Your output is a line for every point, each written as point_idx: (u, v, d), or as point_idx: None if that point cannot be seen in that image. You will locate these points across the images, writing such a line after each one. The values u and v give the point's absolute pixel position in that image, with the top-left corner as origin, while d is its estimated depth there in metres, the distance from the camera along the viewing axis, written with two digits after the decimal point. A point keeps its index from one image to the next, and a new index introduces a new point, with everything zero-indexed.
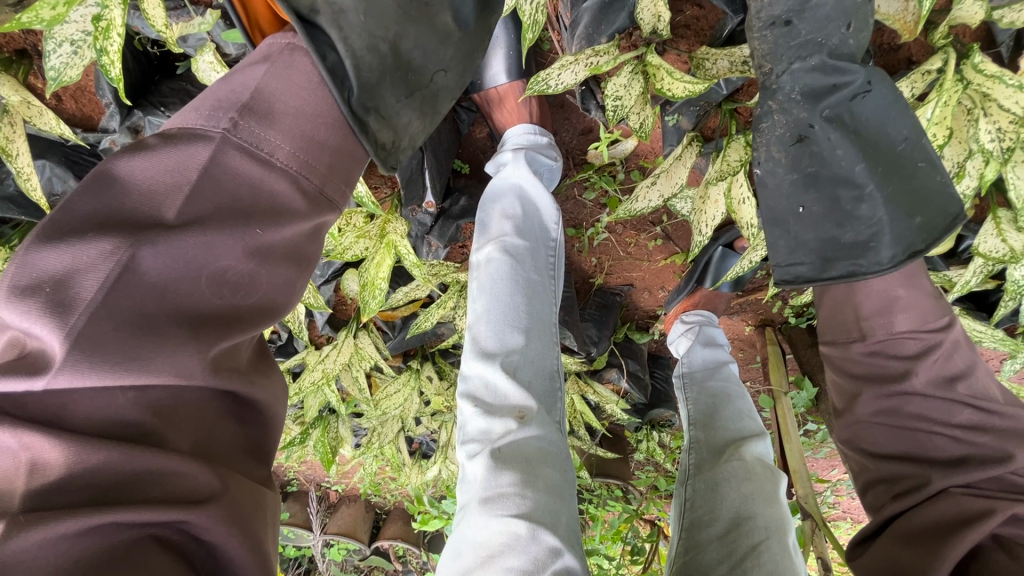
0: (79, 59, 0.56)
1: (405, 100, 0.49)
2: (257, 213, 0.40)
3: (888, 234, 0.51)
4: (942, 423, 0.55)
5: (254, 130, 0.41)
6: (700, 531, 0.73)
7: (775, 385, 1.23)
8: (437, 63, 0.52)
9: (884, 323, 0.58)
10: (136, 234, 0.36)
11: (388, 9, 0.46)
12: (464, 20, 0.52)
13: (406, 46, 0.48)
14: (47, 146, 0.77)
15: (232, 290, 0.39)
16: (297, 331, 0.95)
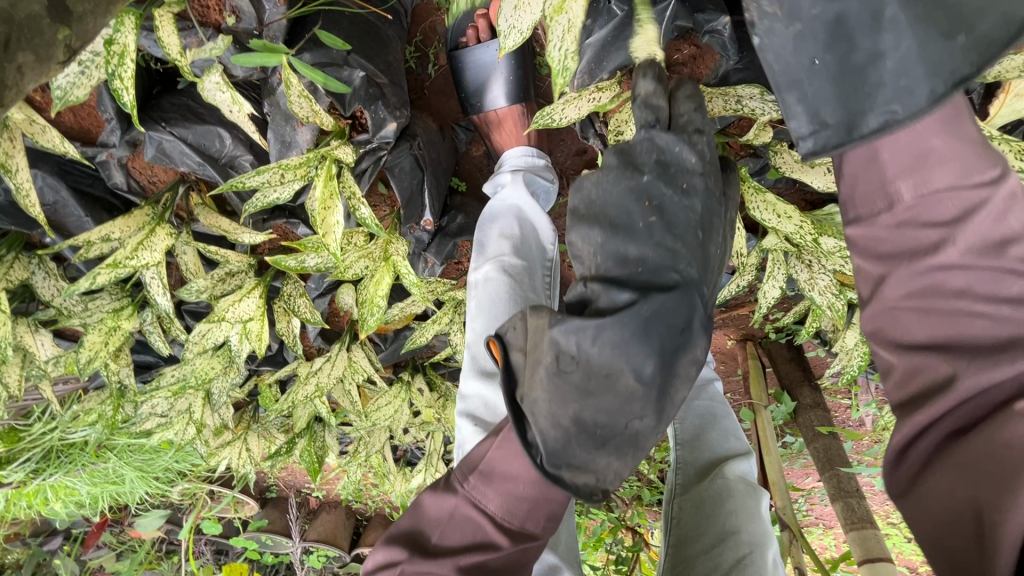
0: (86, 79, 0.56)
1: (600, 454, 0.44)
2: (478, 547, 0.50)
3: (920, 61, 0.36)
4: (986, 297, 0.38)
5: (478, 487, 0.52)
6: (687, 547, 0.77)
7: (755, 399, 1.27)
8: (630, 413, 0.42)
9: (916, 181, 0.41)
10: (412, 552, 0.52)
11: (573, 392, 0.42)
12: (649, 378, 0.42)
13: (589, 412, 0.42)
14: (43, 157, 0.77)
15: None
16: (291, 344, 0.94)
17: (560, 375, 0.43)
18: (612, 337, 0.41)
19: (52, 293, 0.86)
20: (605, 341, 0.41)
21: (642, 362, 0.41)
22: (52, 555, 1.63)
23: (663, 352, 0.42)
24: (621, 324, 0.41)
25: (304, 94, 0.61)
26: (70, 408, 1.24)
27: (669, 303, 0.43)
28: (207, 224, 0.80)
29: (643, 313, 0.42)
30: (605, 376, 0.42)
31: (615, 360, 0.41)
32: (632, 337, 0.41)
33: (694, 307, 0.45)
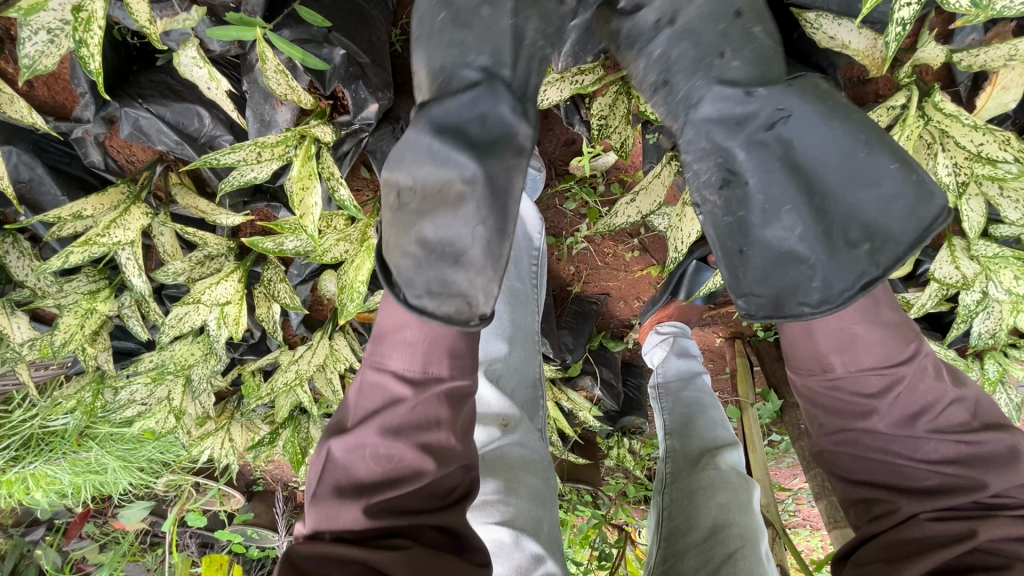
0: (55, 48, 0.54)
1: (454, 270, 0.47)
2: (387, 409, 0.49)
3: (842, 269, 0.49)
4: (910, 457, 0.52)
5: (380, 353, 0.51)
6: (679, 538, 0.75)
7: (743, 396, 1.27)
8: (471, 223, 0.47)
9: (844, 360, 0.52)
10: (331, 436, 0.50)
11: (415, 219, 0.47)
12: (472, 177, 0.46)
13: (435, 227, 0.47)
14: (16, 132, 0.75)
15: (392, 471, 0.48)
16: (271, 331, 0.92)
17: (400, 210, 0.47)
18: (429, 150, 0.46)
19: (26, 273, 0.84)
20: (431, 168, 0.46)
21: (461, 164, 0.46)
22: (32, 547, 1.60)
23: (481, 158, 0.46)
24: (433, 135, 0.45)
25: (281, 70, 0.59)
26: (50, 395, 1.21)
27: (475, 99, 0.47)
28: (183, 204, 0.79)
29: (446, 118, 0.46)
30: (438, 194, 0.46)
31: (444, 178, 0.46)
32: (447, 157, 0.46)
33: (504, 105, 0.48)
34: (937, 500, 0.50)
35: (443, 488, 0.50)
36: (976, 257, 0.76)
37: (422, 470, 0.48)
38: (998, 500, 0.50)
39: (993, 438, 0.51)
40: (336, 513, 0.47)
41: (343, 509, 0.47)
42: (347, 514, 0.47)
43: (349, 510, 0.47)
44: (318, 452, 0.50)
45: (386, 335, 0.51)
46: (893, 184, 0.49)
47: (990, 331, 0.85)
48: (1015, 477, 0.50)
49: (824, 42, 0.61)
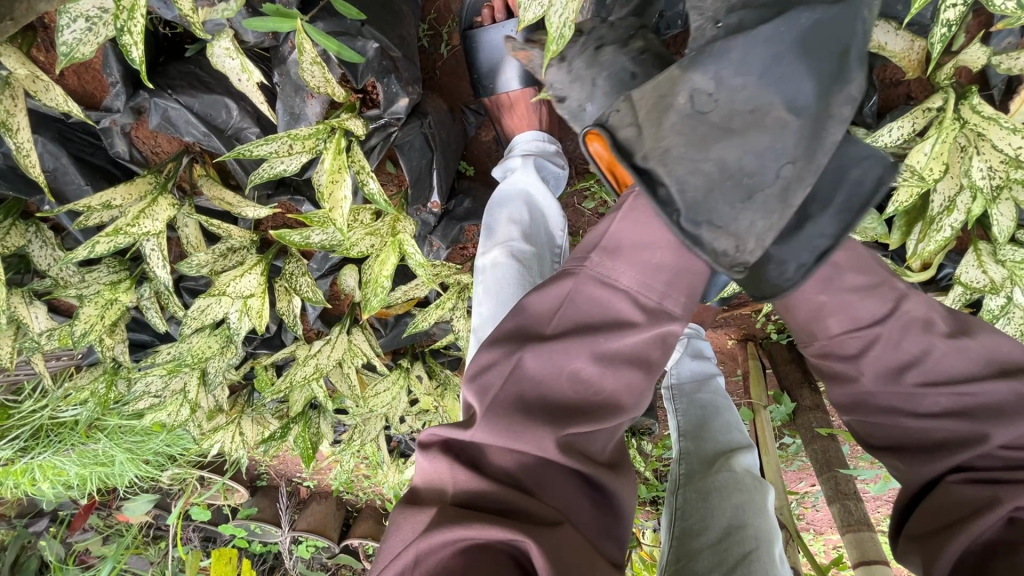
0: (93, 36, 0.54)
1: (751, 201, 0.44)
2: (604, 327, 0.49)
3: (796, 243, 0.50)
4: (909, 412, 0.53)
5: (606, 265, 0.51)
6: (692, 539, 0.74)
7: (755, 398, 1.26)
8: (778, 155, 0.43)
9: (827, 325, 0.55)
10: (526, 343, 0.48)
11: (704, 145, 0.43)
12: (799, 104, 0.42)
13: (737, 154, 0.43)
14: (44, 121, 0.75)
15: (585, 395, 0.48)
16: (291, 324, 0.92)
17: (701, 119, 0.43)
18: (762, 65, 0.42)
19: (48, 263, 0.84)
20: (744, 86, 0.42)
21: (795, 90, 0.41)
22: (36, 538, 1.60)
23: (818, 78, 0.42)
24: (775, 44, 0.41)
25: (317, 62, 0.59)
26: (62, 385, 1.21)
27: (836, 17, 0.42)
28: (210, 196, 0.78)
29: (794, 30, 0.42)
30: (756, 112, 0.42)
31: (757, 96, 0.42)
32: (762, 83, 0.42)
33: (861, 29, 0.42)
34: (947, 458, 0.50)
35: (603, 450, 0.49)
36: (1002, 262, 0.76)
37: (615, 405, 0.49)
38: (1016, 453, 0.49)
39: (999, 388, 0.50)
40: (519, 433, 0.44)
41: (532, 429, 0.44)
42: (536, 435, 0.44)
43: (543, 430, 0.44)
44: (504, 356, 0.48)
45: (617, 252, 0.51)
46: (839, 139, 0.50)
47: (1010, 337, 0.83)
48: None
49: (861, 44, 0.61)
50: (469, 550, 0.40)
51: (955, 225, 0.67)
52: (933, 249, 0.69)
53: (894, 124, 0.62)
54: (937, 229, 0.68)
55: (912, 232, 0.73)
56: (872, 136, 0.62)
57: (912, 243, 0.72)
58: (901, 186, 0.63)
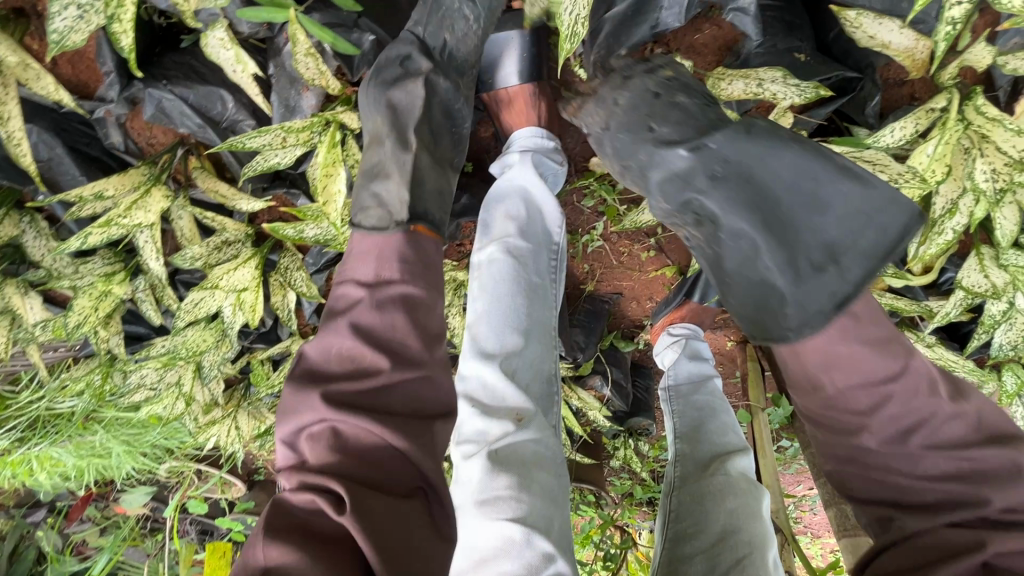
0: (85, 24, 0.54)
1: (361, 185, 0.61)
2: (359, 374, 0.51)
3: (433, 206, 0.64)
4: (909, 470, 0.51)
5: (361, 314, 0.53)
6: (684, 543, 0.74)
7: (753, 401, 1.25)
8: (398, 152, 0.62)
9: (835, 379, 0.51)
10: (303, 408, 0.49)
11: (369, 150, 0.63)
12: (395, 108, 0.63)
13: (389, 111, 0.63)
14: (38, 110, 0.74)
15: (355, 373, 0.51)
16: (286, 319, 0.91)
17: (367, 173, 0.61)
18: (376, 128, 0.63)
19: (43, 253, 0.84)
20: (376, 99, 0.63)
21: (390, 147, 0.62)
22: (34, 528, 1.60)
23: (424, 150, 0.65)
24: (383, 97, 0.63)
25: (311, 53, 0.59)
26: (59, 376, 1.21)
27: (412, 99, 0.63)
28: (204, 187, 0.78)
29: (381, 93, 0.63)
30: (376, 171, 0.61)
31: (388, 94, 0.63)
32: (385, 88, 0.63)
33: (412, 102, 0.63)
34: (940, 514, 0.49)
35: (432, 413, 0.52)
36: (1005, 266, 0.75)
37: (379, 369, 0.50)
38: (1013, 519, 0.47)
39: (999, 455, 0.49)
40: (303, 417, 0.49)
41: (306, 406, 0.49)
42: (309, 409, 0.49)
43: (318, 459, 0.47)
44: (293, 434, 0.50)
45: (350, 256, 0.58)
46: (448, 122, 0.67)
47: (1011, 342, 0.82)
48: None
49: (862, 43, 0.60)
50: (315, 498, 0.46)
51: (958, 228, 0.66)
52: (934, 252, 0.68)
53: (897, 124, 0.61)
54: (939, 232, 0.67)
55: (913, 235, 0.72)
56: (874, 137, 0.61)
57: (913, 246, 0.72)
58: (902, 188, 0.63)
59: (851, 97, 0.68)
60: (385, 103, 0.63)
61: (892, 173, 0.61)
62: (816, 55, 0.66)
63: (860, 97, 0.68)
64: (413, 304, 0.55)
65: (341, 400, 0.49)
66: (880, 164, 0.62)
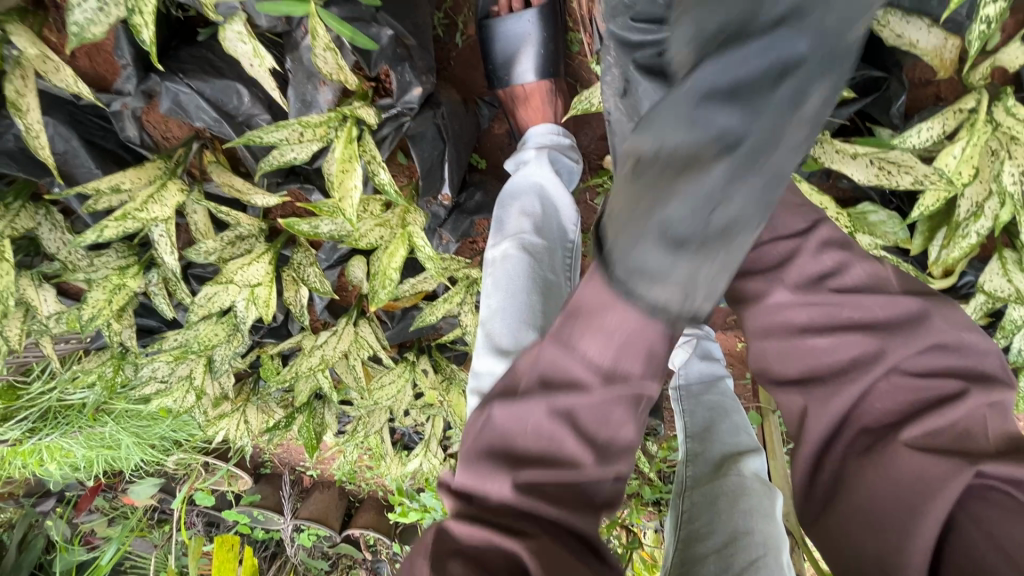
0: (104, 17, 0.54)
1: (653, 244, 0.37)
2: (554, 456, 0.44)
3: (756, 216, 0.38)
4: (818, 326, 0.53)
5: (560, 362, 0.45)
6: (697, 544, 0.72)
7: (764, 402, 1.25)
8: (714, 199, 0.36)
9: (750, 243, 0.60)
10: (497, 470, 0.44)
11: (661, 194, 0.37)
12: (734, 137, 0.36)
13: (725, 108, 0.36)
14: (55, 102, 0.74)
15: (553, 456, 0.44)
16: (299, 315, 0.91)
17: (646, 206, 0.37)
18: (687, 119, 0.37)
19: (57, 246, 0.84)
20: (718, 117, 0.36)
21: (727, 144, 0.36)
22: (43, 517, 1.61)
23: (742, 154, 0.36)
24: (703, 91, 0.37)
25: (330, 47, 0.58)
26: (70, 368, 1.21)
27: (765, 81, 0.36)
28: (219, 182, 0.77)
29: (723, 66, 0.36)
30: (669, 223, 0.37)
31: (802, 56, 0.35)
32: (808, 49, 0.35)
33: (784, 98, 0.36)
34: (856, 379, 0.50)
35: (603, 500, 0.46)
36: None
37: (582, 463, 0.44)
38: (921, 380, 0.48)
39: (902, 298, 0.51)
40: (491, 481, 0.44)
41: (493, 478, 0.44)
42: (496, 489, 0.43)
43: (497, 483, 0.43)
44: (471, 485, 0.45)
45: (582, 312, 0.43)
46: (794, 131, 0.37)
47: None
48: (924, 340, 0.49)
49: (890, 42, 0.59)
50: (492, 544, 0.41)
51: (982, 232, 0.65)
52: (958, 255, 0.67)
53: (924, 125, 0.59)
54: (963, 235, 0.66)
55: (934, 238, 0.71)
56: (900, 138, 0.60)
57: (934, 249, 0.71)
58: (927, 190, 0.61)
59: (876, 97, 0.67)
60: (724, 93, 0.36)
61: (916, 174, 0.60)
62: None
63: (885, 97, 0.67)
64: (638, 398, 0.45)
65: (535, 484, 0.43)
66: (907, 165, 0.61)
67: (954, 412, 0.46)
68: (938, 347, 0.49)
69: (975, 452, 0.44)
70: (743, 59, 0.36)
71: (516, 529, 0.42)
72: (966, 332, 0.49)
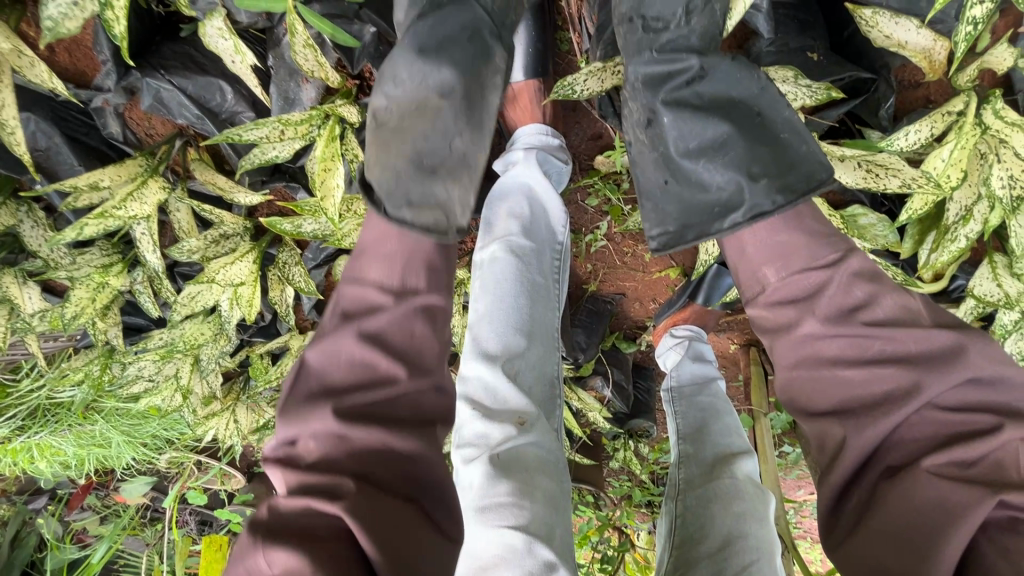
0: (78, 11, 0.53)
1: (410, 177, 0.53)
2: (373, 371, 0.50)
3: (481, 147, 0.58)
4: (850, 360, 0.50)
5: (372, 274, 0.54)
6: (692, 547, 0.73)
7: (755, 405, 1.24)
8: (451, 135, 0.55)
9: (777, 268, 0.54)
10: (313, 403, 0.48)
11: (406, 132, 0.54)
12: (451, 89, 0.55)
13: (426, 55, 0.54)
14: (35, 98, 0.73)
15: (364, 379, 0.49)
16: (285, 314, 0.90)
17: (395, 136, 0.54)
18: (411, 69, 0.54)
19: (40, 243, 0.83)
20: (432, 75, 0.54)
21: (440, 81, 0.54)
22: (35, 515, 1.60)
23: (463, 85, 0.56)
24: (412, 51, 0.55)
25: (310, 44, 0.57)
26: (58, 366, 1.21)
27: (450, 37, 0.55)
28: (202, 179, 0.76)
29: (421, 38, 0.55)
30: (418, 160, 0.54)
31: (462, 52, 0.56)
32: (456, 42, 0.56)
33: (471, 51, 0.56)
34: (890, 412, 0.47)
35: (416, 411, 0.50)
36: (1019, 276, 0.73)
37: (399, 369, 0.50)
38: (955, 415, 0.47)
39: (936, 331, 0.49)
40: (311, 421, 0.47)
41: (315, 413, 0.47)
42: (318, 422, 0.47)
43: (318, 414, 0.47)
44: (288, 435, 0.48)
45: (364, 252, 0.56)
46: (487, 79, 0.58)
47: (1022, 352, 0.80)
48: (958, 373, 0.47)
49: (878, 43, 0.58)
50: (313, 514, 0.43)
51: (971, 236, 0.64)
52: (947, 259, 0.66)
53: (912, 127, 0.58)
54: (952, 239, 0.65)
55: (923, 241, 0.70)
56: (888, 139, 0.59)
57: (924, 252, 0.70)
58: (915, 193, 0.61)
59: (864, 98, 0.66)
60: (425, 48, 0.55)
61: (904, 177, 0.59)
62: (830, 54, 0.66)
63: (874, 99, 0.66)
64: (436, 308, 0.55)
65: (352, 411, 0.47)
66: (892, 169, 0.60)
67: (985, 445, 0.44)
68: (974, 377, 0.47)
69: (1004, 485, 0.43)
70: (442, 26, 0.56)
71: (329, 487, 0.44)
72: (1004, 365, 0.48)
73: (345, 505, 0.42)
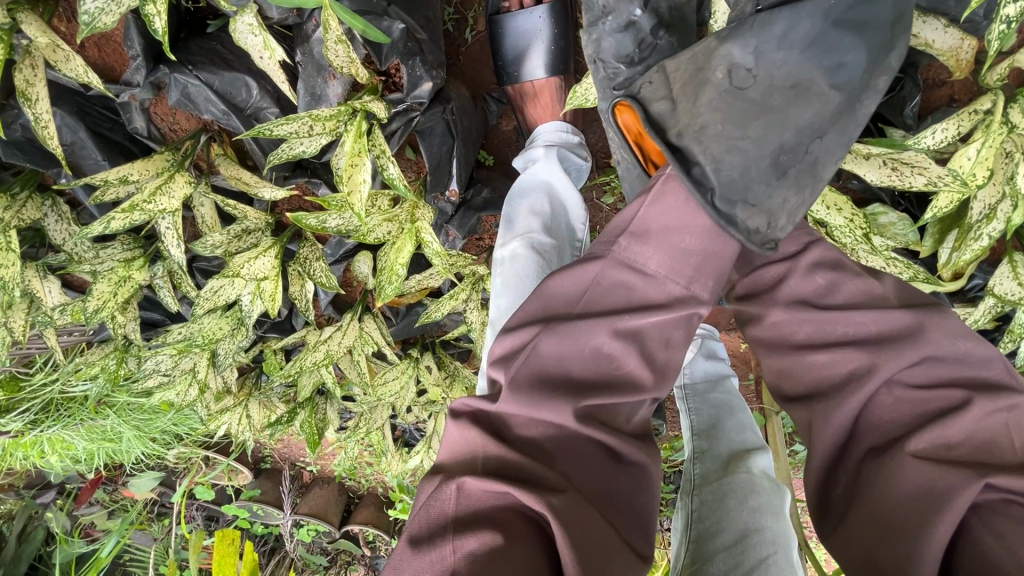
0: (115, 7, 0.53)
1: (759, 167, 0.49)
2: (611, 376, 0.49)
3: (842, 150, 0.49)
4: (821, 341, 0.54)
5: (631, 253, 0.51)
6: (707, 542, 0.72)
7: (767, 404, 1.25)
8: (812, 132, 0.48)
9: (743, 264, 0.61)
10: (549, 386, 0.48)
11: (758, 117, 0.49)
12: (847, 83, 0.47)
13: (832, 39, 0.47)
14: (62, 93, 0.74)
15: (607, 377, 0.49)
16: (304, 309, 0.90)
17: (736, 105, 0.49)
18: (808, 47, 0.48)
19: (64, 237, 0.84)
20: (830, 59, 0.47)
21: (839, 69, 0.47)
22: (43, 510, 1.60)
23: (862, 68, 0.47)
24: (818, 28, 0.48)
25: (342, 40, 0.58)
26: (73, 360, 1.21)
27: (865, 12, 0.47)
28: (226, 175, 0.77)
29: (840, 12, 0.47)
30: (773, 154, 0.49)
31: (864, 42, 0.47)
32: (860, 29, 0.47)
33: (884, 39, 0.47)
34: (857, 390, 0.50)
35: (627, 421, 0.50)
36: None
37: (639, 383, 0.49)
38: (925, 392, 0.49)
39: (894, 311, 0.52)
40: (539, 413, 0.47)
41: (551, 404, 0.47)
42: (552, 413, 0.47)
43: (562, 406, 0.47)
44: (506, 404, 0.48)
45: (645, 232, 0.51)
46: (881, 72, 0.47)
47: None
48: (920, 350, 0.50)
49: (905, 42, 0.59)
50: (504, 504, 0.44)
51: (994, 234, 0.65)
52: (969, 257, 0.66)
53: (939, 126, 0.59)
54: (975, 237, 0.65)
55: (944, 241, 0.70)
56: (915, 138, 0.60)
57: (945, 251, 0.70)
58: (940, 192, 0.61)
59: (889, 96, 0.67)
60: (835, 31, 0.47)
61: (930, 176, 0.59)
62: None
63: (899, 97, 0.66)
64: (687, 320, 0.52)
65: (590, 411, 0.47)
66: (918, 167, 0.60)
67: (959, 423, 0.46)
68: (936, 355, 0.50)
69: (988, 464, 0.44)
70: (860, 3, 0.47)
71: (536, 479, 0.44)
72: (964, 341, 0.50)
73: (551, 503, 0.43)
